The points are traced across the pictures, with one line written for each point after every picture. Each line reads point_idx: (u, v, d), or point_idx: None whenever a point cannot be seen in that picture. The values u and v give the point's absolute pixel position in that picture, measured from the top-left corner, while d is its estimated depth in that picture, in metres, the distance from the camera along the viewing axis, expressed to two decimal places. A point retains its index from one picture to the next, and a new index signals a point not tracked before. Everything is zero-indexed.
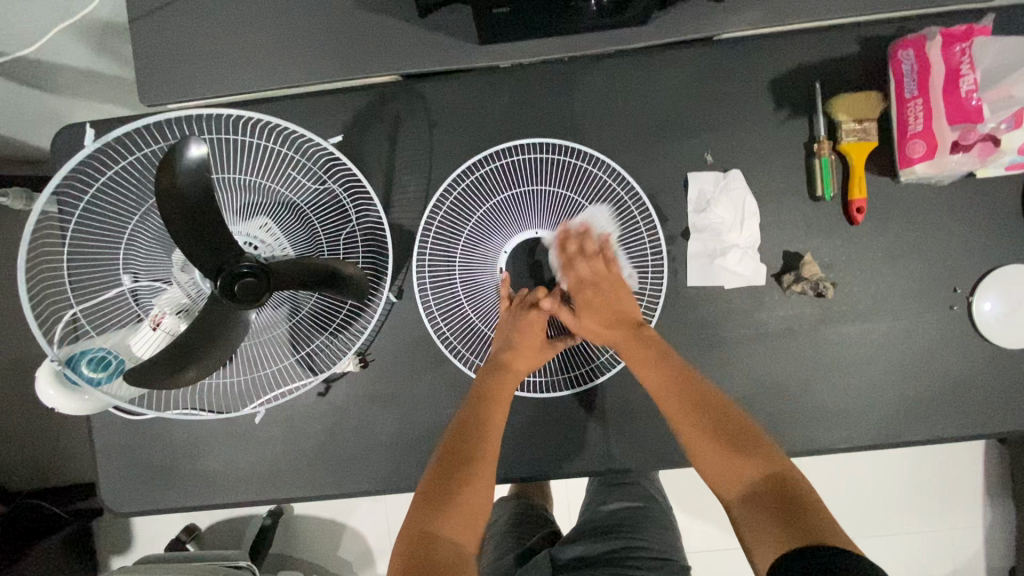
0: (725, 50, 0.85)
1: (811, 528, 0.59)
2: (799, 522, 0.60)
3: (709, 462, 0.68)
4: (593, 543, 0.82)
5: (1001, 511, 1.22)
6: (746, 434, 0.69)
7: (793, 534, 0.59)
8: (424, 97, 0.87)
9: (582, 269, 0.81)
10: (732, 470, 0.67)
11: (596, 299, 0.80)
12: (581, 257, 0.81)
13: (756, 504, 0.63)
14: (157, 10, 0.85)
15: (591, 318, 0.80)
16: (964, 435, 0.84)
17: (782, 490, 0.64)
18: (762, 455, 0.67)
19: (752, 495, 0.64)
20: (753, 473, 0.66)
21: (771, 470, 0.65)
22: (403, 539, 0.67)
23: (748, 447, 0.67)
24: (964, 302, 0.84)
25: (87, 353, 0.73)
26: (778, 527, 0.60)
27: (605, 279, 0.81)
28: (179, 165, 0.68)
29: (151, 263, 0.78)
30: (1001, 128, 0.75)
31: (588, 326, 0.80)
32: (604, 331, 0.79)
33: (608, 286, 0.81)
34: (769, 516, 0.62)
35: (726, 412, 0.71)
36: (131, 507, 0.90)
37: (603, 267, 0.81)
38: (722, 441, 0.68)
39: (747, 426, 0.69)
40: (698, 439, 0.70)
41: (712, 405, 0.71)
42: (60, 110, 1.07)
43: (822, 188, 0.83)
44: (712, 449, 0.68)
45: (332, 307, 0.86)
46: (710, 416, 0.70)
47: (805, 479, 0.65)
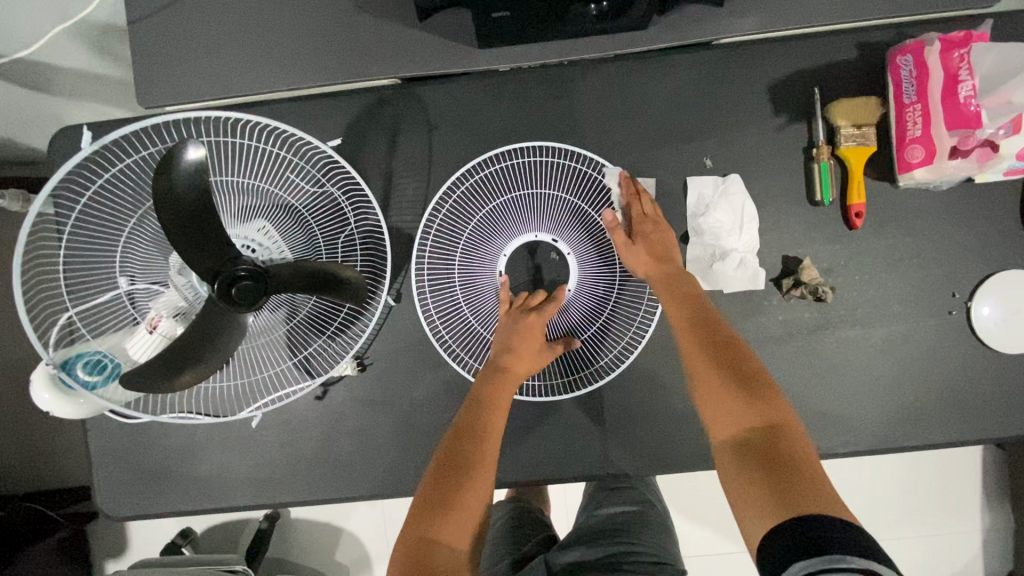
0: (724, 55, 0.85)
1: (805, 493, 0.57)
2: (791, 482, 0.58)
3: (714, 403, 0.67)
4: (590, 547, 0.82)
5: (1000, 516, 1.22)
6: (757, 383, 0.66)
7: (784, 493, 0.57)
8: (423, 100, 0.87)
9: (650, 204, 0.82)
10: (735, 413, 0.65)
11: (655, 233, 0.81)
12: (651, 195, 0.83)
13: (752, 450, 0.62)
14: (156, 13, 0.85)
15: (640, 250, 0.80)
16: (963, 441, 0.84)
17: (780, 445, 0.61)
18: (767, 407, 0.64)
19: (749, 440, 0.63)
20: (755, 420, 0.64)
21: (775, 422, 0.63)
22: (400, 545, 0.66)
23: (757, 395, 0.65)
24: (962, 308, 0.84)
25: (82, 356, 0.72)
26: (770, 480, 0.58)
27: (663, 221, 0.82)
28: (178, 168, 0.68)
29: (148, 266, 0.78)
30: (999, 134, 0.75)
31: (634, 257, 0.80)
32: (648, 267, 0.79)
33: (666, 228, 0.82)
34: (763, 467, 0.60)
35: (744, 358, 0.69)
36: (125, 512, 0.90)
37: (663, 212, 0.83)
38: (732, 383, 0.67)
39: (760, 376, 0.67)
40: (707, 379, 0.68)
41: (731, 351, 0.69)
42: (57, 112, 1.07)
43: (821, 194, 0.83)
44: (721, 390, 0.67)
45: (330, 310, 0.86)
46: (726, 361, 0.68)
47: (808, 442, 0.63)
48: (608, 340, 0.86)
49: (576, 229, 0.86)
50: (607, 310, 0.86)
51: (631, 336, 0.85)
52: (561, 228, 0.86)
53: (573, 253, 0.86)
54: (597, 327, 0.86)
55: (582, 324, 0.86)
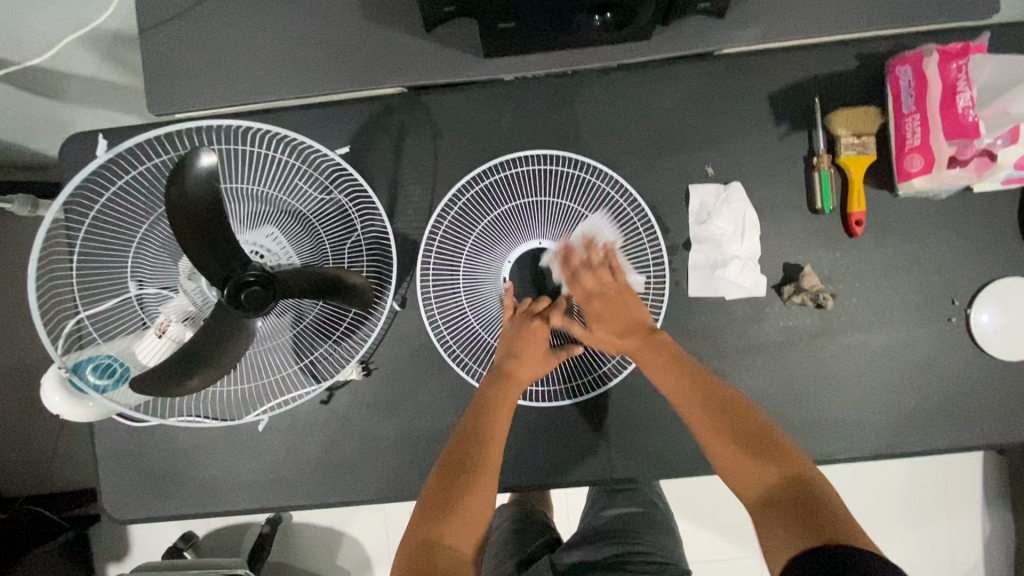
0: (726, 64, 0.86)
1: (830, 533, 0.59)
2: (816, 528, 0.60)
3: (732, 469, 0.68)
4: (593, 548, 0.82)
5: (1000, 522, 1.23)
6: (767, 440, 0.69)
7: (810, 538, 0.59)
8: (430, 108, 0.88)
9: (589, 282, 0.80)
10: (751, 473, 0.67)
11: (610, 309, 0.79)
12: (585, 269, 0.80)
13: (774, 509, 0.64)
14: (167, 22, 0.86)
15: (605, 330, 0.80)
16: (962, 446, 0.85)
17: (800, 496, 0.63)
18: (780, 460, 0.67)
19: (770, 499, 0.65)
20: (772, 477, 0.66)
21: (791, 473, 0.65)
22: (404, 547, 0.67)
23: (769, 450, 0.68)
24: (962, 315, 0.85)
25: (92, 360, 0.73)
26: (795, 530, 0.60)
27: (614, 289, 0.80)
28: (190, 175, 0.69)
29: (158, 271, 0.79)
30: (997, 144, 0.77)
31: (604, 340, 0.80)
32: (620, 342, 0.79)
33: (618, 296, 0.80)
34: (788, 519, 0.62)
35: (750, 415, 0.71)
36: (131, 514, 0.90)
37: (608, 277, 0.80)
38: (743, 446, 0.68)
39: (768, 431, 0.69)
40: (717, 444, 0.70)
41: (734, 409, 0.71)
42: (65, 118, 1.08)
43: (821, 201, 0.84)
44: (732, 451, 0.69)
45: (335, 315, 0.87)
46: (730, 418, 0.70)
47: (828, 485, 0.65)
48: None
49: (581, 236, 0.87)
50: None
51: None
52: (564, 235, 0.87)
53: None
54: None
55: None
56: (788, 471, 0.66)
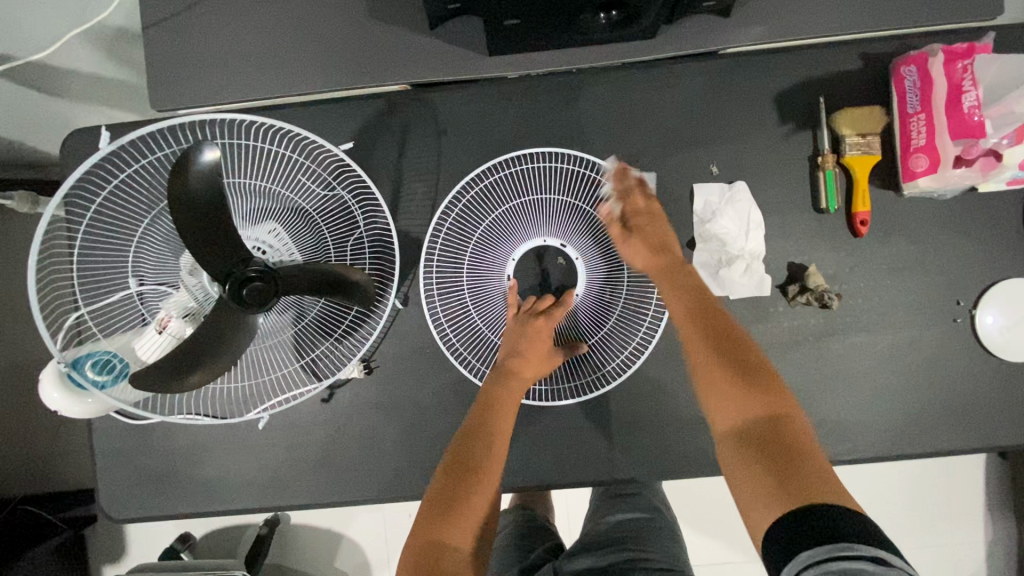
0: (730, 64, 0.86)
1: (809, 482, 0.57)
2: (794, 471, 0.58)
3: (716, 395, 0.67)
4: (600, 555, 0.81)
5: (1003, 526, 1.22)
6: (758, 370, 0.67)
7: (788, 480, 0.58)
8: (433, 106, 0.88)
9: (637, 199, 0.81)
10: (735, 403, 0.65)
11: (647, 227, 0.80)
12: (636, 188, 0.82)
13: (754, 440, 0.62)
14: (170, 18, 0.86)
15: (636, 245, 0.79)
16: (968, 448, 0.84)
17: (780, 432, 0.62)
18: (769, 397, 0.65)
19: (751, 430, 0.63)
20: (756, 410, 0.64)
21: (776, 413, 0.64)
22: (409, 547, 0.66)
23: (759, 384, 0.66)
24: (967, 315, 0.85)
25: (90, 356, 0.72)
26: (771, 466, 0.59)
27: (657, 213, 0.81)
28: (193, 169, 0.69)
29: (160, 267, 0.78)
30: (1002, 144, 0.76)
31: (632, 252, 0.79)
32: (648, 261, 0.78)
33: (658, 218, 0.81)
34: (765, 456, 0.61)
35: (744, 345, 0.69)
36: (129, 513, 0.89)
37: (654, 200, 0.82)
38: (733, 372, 0.67)
39: (758, 362, 0.68)
40: (709, 370, 0.68)
41: (729, 337, 0.70)
42: (62, 113, 1.07)
43: (827, 202, 0.84)
44: (721, 378, 0.67)
45: (337, 313, 0.86)
46: (723, 348, 0.69)
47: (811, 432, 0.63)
48: (615, 345, 0.86)
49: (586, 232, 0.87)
50: (615, 316, 0.86)
51: (639, 340, 0.86)
52: (568, 231, 0.87)
53: (581, 258, 0.87)
54: (607, 332, 0.86)
55: (591, 329, 0.87)
56: (772, 407, 0.64)
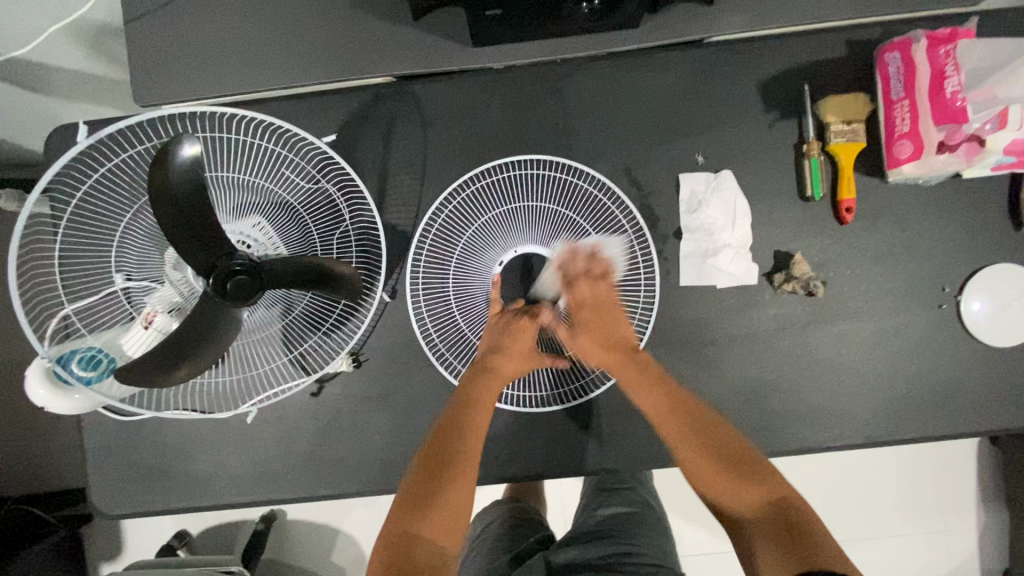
0: (715, 53, 0.86)
1: (812, 551, 0.62)
2: (800, 547, 0.63)
3: (715, 490, 0.71)
4: (586, 547, 0.82)
5: (993, 511, 1.23)
6: (745, 458, 0.71)
7: (800, 560, 0.62)
8: (419, 98, 0.88)
9: (583, 290, 0.81)
10: (735, 494, 0.70)
11: (595, 320, 0.80)
12: (583, 279, 0.81)
13: (760, 529, 0.67)
14: (153, 13, 0.85)
15: (587, 339, 0.80)
16: (955, 433, 0.85)
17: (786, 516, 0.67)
18: (765, 482, 0.70)
19: (754, 518, 0.68)
20: (754, 498, 0.69)
21: (773, 495, 0.69)
22: (379, 543, 0.66)
23: (751, 470, 0.70)
24: (953, 302, 0.85)
25: (76, 352, 0.72)
26: (780, 550, 0.64)
27: (605, 301, 0.81)
28: (172, 164, 0.68)
29: (144, 262, 0.78)
30: (985, 129, 0.75)
31: (585, 348, 0.80)
32: (602, 354, 0.79)
33: (608, 308, 0.80)
34: (773, 540, 0.65)
35: (729, 437, 0.73)
36: (120, 508, 0.90)
37: (602, 288, 0.81)
38: (726, 468, 0.71)
39: (747, 451, 0.72)
40: (702, 468, 0.72)
41: (711, 429, 0.73)
42: (50, 110, 1.07)
43: (811, 188, 0.84)
44: (714, 475, 0.71)
45: (325, 307, 0.86)
46: (712, 443, 0.72)
47: (804, 502, 0.69)
48: None
49: (569, 239, 0.86)
50: None
51: None
52: (553, 241, 0.86)
53: None
54: None
55: None
56: (771, 493, 0.69)
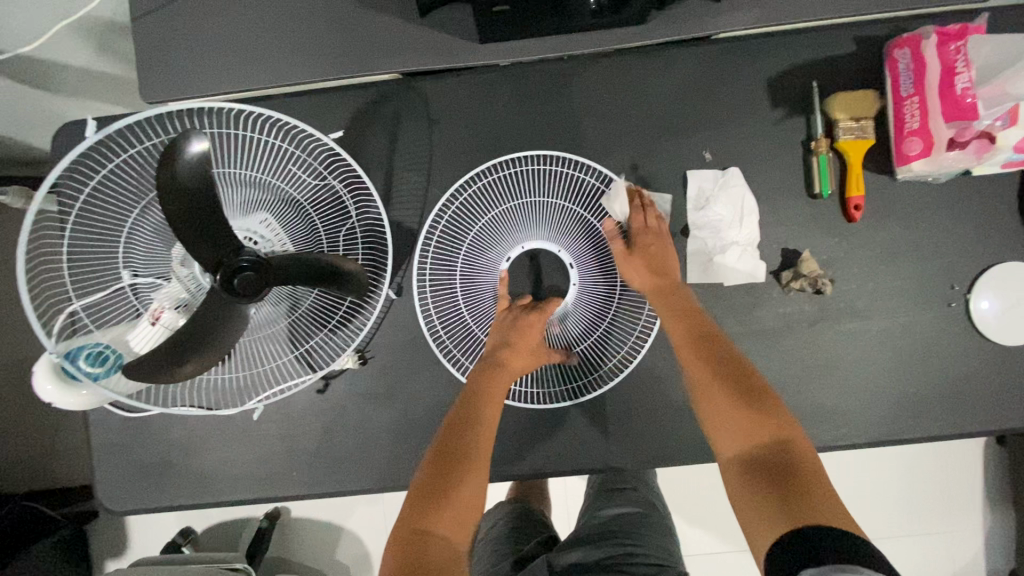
0: (722, 50, 0.86)
1: (803, 503, 0.58)
2: (792, 490, 0.59)
3: (719, 421, 0.69)
4: (590, 548, 0.82)
5: (1000, 511, 1.22)
6: (759, 396, 0.68)
7: (786, 505, 0.58)
8: (425, 95, 0.88)
9: (638, 219, 0.83)
10: (740, 432, 0.67)
11: (655, 249, 0.82)
12: (653, 209, 0.84)
13: (754, 465, 0.63)
14: (158, 10, 0.85)
15: (639, 263, 0.81)
16: (963, 432, 0.84)
17: (786, 459, 0.63)
18: (770, 421, 0.66)
19: (750, 453, 0.65)
20: (758, 435, 0.65)
21: (777, 436, 0.65)
22: (394, 538, 0.65)
23: (763, 414, 0.67)
24: (961, 300, 0.85)
25: (84, 349, 0.72)
26: (768, 490, 0.60)
27: (666, 235, 0.83)
28: (180, 160, 0.68)
29: (151, 258, 0.78)
30: (996, 126, 0.75)
31: (634, 271, 0.81)
32: (648, 281, 0.80)
33: (669, 242, 0.83)
34: (766, 482, 0.61)
35: (751, 373, 0.71)
36: (127, 505, 0.90)
37: (669, 224, 0.84)
38: (736, 399, 0.68)
39: (763, 391, 0.69)
40: (713, 397, 0.70)
41: (731, 363, 0.72)
42: (56, 108, 1.07)
43: (819, 186, 0.83)
44: (724, 406, 0.69)
45: (331, 303, 0.86)
46: (729, 377, 0.70)
47: (814, 454, 0.64)
48: (608, 348, 0.86)
49: (575, 235, 0.87)
50: (607, 320, 0.86)
51: (632, 343, 0.86)
52: (560, 236, 0.86)
53: (575, 262, 0.87)
54: (599, 335, 0.86)
55: (580, 334, 0.87)
56: (775, 434, 0.65)
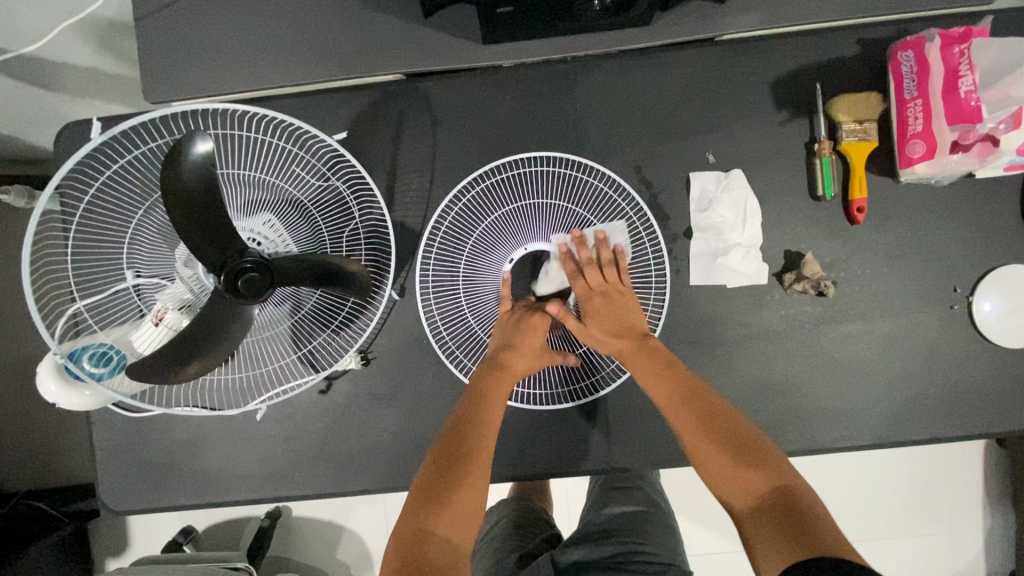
0: (726, 51, 0.86)
1: (811, 541, 0.59)
2: (803, 533, 0.60)
3: (718, 477, 0.68)
4: (594, 547, 0.82)
5: (1000, 512, 1.23)
6: (749, 446, 0.69)
7: (801, 545, 0.58)
8: (429, 96, 0.88)
9: (593, 280, 0.82)
10: (740, 483, 0.67)
11: (604, 309, 0.80)
12: (591, 267, 0.82)
13: (763, 519, 0.63)
14: (162, 9, 0.85)
15: (596, 328, 0.80)
16: (965, 434, 0.84)
17: (792, 503, 0.63)
18: (767, 469, 0.67)
19: (758, 507, 0.65)
20: (760, 486, 0.66)
21: (778, 483, 0.65)
22: (395, 540, 0.66)
23: (758, 458, 0.67)
24: (964, 302, 0.85)
25: (87, 349, 0.72)
26: (782, 537, 0.60)
27: (613, 290, 0.82)
28: (185, 160, 0.68)
29: (155, 259, 0.78)
30: (1000, 129, 0.76)
31: (596, 338, 0.80)
32: (612, 342, 0.80)
33: (617, 296, 0.81)
34: (778, 532, 0.61)
35: (736, 423, 0.71)
36: (129, 505, 0.90)
37: (612, 276, 0.82)
38: (729, 453, 0.68)
39: (754, 440, 0.69)
40: (706, 454, 0.69)
41: (716, 415, 0.71)
42: (59, 107, 1.07)
43: (822, 188, 0.83)
44: (719, 461, 0.68)
45: (334, 304, 0.86)
46: (717, 429, 0.70)
47: (813, 492, 0.65)
48: None
49: None
50: None
51: None
52: (563, 238, 0.86)
53: None
54: None
55: (583, 336, 0.87)
56: (776, 480, 0.65)
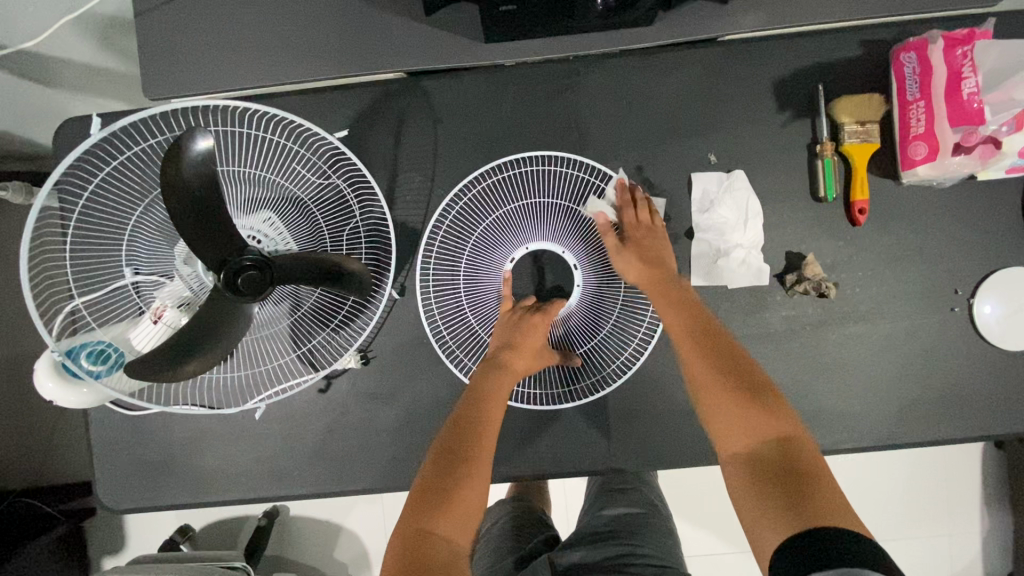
0: (729, 52, 0.86)
1: (805, 503, 0.58)
2: (798, 492, 0.59)
3: (719, 416, 0.67)
4: (593, 549, 0.82)
5: (998, 515, 1.23)
6: (761, 390, 0.67)
7: (793, 507, 0.58)
8: (430, 95, 0.87)
9: (643, 214, 0.83)
10: (745, 427, 0.65)
11: (645, 243, 0.81)
12: (642, 203, 0.83)
13: (759, 465, 0.63)
14: (161, 6, 0.85)
15: (632, 255, 0.81)
16: (965, 437, 0.84)
17: (790, 459, 0.62)
18: (773, 416, 0.65)
19: (755, 452, 0.64)
20: (763, 431, 0.65)
21: (781, 433, 0.64)
22: (396, 539, 0.65)
23: (770, 406, 0.66)
24: (965, 305, 0.85)
25: (86, 346, 0.72)
26: (776, 491, 0.60)
27: (657, 230, 0.83)
28: (186, 156, 0.68)
29: (155, 256, 0.78)
30: (1002, 131, 0.76)
31: (627, 265, 0.80)
32: (642, 274, 0.80)
33: (659, 236, 0.82)
34: (772, 484, 0.61)
35: (750, 367, 0.70)
36: (125, 504, 0.89)
37: (658, 219, 0.83)
38: (738, 394, 0.67)
39: (766, 385, 0.68)
40: (711, 394, 0.69)
41: (730, 357, 0.70)
42: (58, 103, 1.07)
43: (824, 190, 0.83)
44: (724, 402, 0.67)
45: (334, 303, 0.85)
46: (731, 371, 0.69)
47: (817, 452, 0.63)
48: (610, 350, 0.86)
49: (579, 236, 0.86)
50: (610, 322, 0.86)
51: (636, 345, 0.85)
52: (563, 238, 0.86)
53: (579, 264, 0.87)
54: (601, 338, 0.86)
55: (582, 335, 0.87)
56: (778, 431, 0.64)
